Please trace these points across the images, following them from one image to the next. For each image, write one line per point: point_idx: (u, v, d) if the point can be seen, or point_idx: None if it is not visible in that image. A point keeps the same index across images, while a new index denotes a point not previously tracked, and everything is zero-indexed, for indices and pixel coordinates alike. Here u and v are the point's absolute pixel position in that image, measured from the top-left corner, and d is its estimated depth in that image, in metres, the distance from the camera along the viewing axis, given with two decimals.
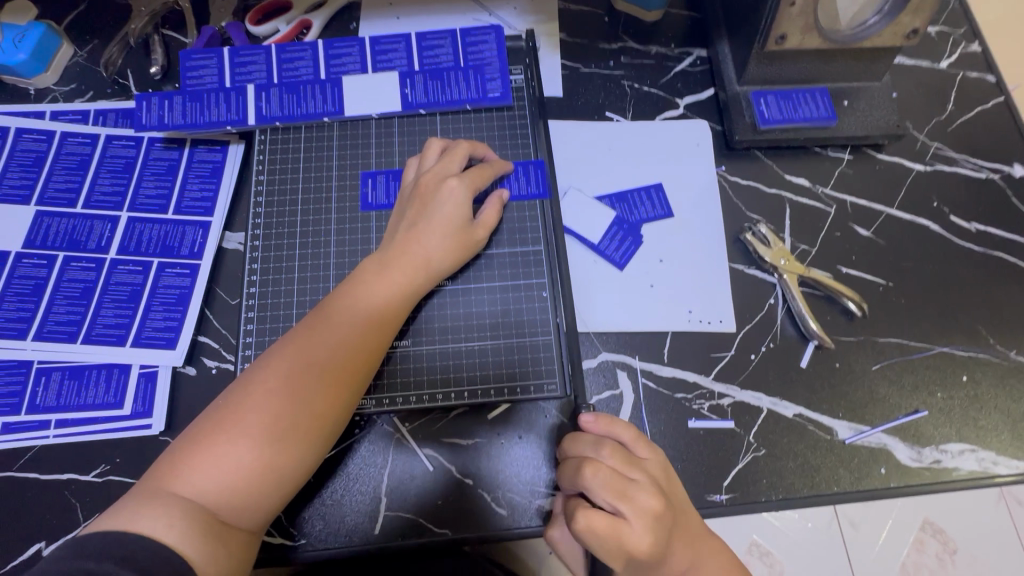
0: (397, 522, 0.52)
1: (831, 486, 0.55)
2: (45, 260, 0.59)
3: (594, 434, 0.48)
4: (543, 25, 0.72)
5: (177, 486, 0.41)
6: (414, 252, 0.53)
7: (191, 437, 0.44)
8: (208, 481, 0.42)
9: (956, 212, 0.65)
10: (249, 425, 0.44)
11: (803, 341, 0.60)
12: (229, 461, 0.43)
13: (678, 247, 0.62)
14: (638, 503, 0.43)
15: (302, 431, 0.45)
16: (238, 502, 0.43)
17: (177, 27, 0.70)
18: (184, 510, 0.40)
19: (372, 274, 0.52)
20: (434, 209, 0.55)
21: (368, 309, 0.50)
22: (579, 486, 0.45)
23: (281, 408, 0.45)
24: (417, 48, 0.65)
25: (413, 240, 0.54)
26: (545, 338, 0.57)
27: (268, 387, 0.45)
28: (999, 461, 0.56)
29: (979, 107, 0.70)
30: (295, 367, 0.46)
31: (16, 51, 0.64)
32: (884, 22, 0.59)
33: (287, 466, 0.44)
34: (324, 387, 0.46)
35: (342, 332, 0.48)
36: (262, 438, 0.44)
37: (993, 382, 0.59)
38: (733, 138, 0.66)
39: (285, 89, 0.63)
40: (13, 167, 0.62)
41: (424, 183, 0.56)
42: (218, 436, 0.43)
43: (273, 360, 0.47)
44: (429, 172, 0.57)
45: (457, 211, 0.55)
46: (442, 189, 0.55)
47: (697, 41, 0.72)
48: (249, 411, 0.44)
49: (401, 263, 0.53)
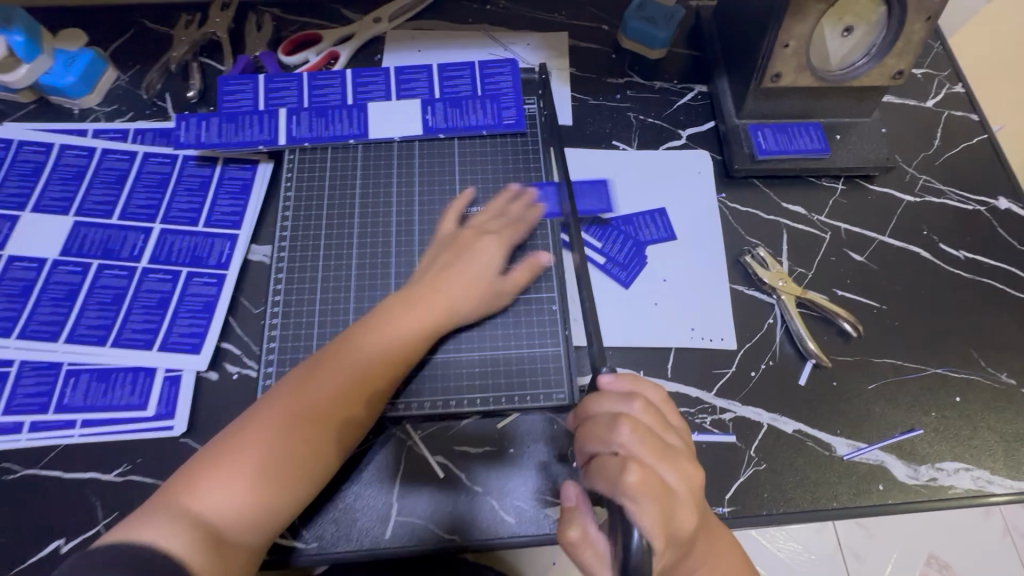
0: (407, 528, 0.54)
1: (832, 502, 0.56)
2: (80, 267, 0.62)
3: (621, 391, 0.49)
4: (555, 60, 0.77)
5: (192, 500, 0.45)
6: (440, 295, 0.56)
7: (207, 458, 0.47)
8: (220, 500, 0.45)
9: (945, 241, 0.69)
10: (261, 448, 0.47)
11: (802, 360, 0.62)
12: (242, 483, 0.46)
13: (682, 267, 0.66)
14: (658, 461, 0.44)
15: (313, 461, 0.49)
16: (244, 517, 0.46)
17: (214, 54, 0.75)
18: (194, 525, 0.44)
19: (395, 311, 0.55)
20: (466, 258, 0.59)
21: (386, 346, 0.53)
22: (619, 441, 0.45)
23: (297, 438, 0.48)
24: (438, 78, 0.70)
25: (441, 283, 0.57)
26: (553, 348, 0.59)
27: (285, 415, 0.49)
28: (993, 480, 0.58)
29: (963, 143, 0.75)
30: (312, 399, 0.50)
31: (65, 74, 0.69)
32: (871, 64, 0.64)
33: (292, 489, 0.47)
34: (337, 418, 0.50)
35: (353, 368, 0.52)
36: (276, 459, 0.47)
37: (985, 403, 0.61)
38: (732, 167, 0.70)
39: (315, 113, 0.67)
40: (55, 180, 0.66)
41: (463, 236, 0.60)
42: (232, 457, 0.47)
43: (287, 390, 0.51)
44: (472, 228, 0.61)
45: (489, 272, 0.59)
46: (478, 247, 0.59)
47: (698, 77, 0.77)
48: (264, 439, 0.48)
49: (423, 304, 0.56)
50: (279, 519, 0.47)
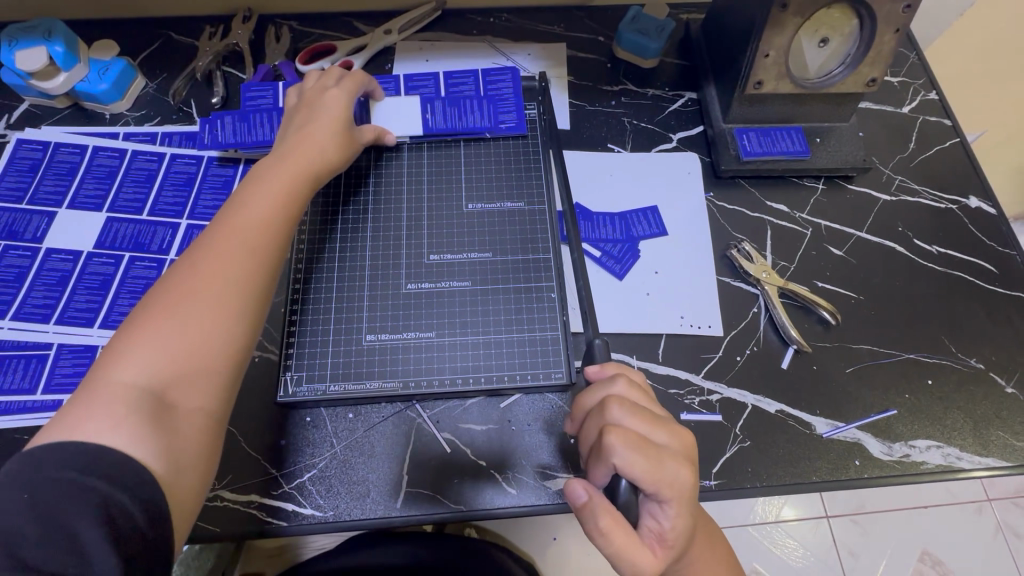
0: (416, 499, 0.58)
1: (811, 475, 0.61)
2: (113, 259, 0.67)
3: (605, 376, 0.51)
4: (553, 69, 0.83)
5: (112, 381, 0.43)
6: (309, 153, 0.60)
7: (116, 346, 0.45)
8: (142, 369, 0.44)
9: (919, 236, 0.73)
10: (174, 322, 0.46)
11: (785, 346, 0.66)
12: (162, 351, 0.45)
13: (672, 261, 0.70)
14: (677, 431, 0.47)
15: (233, 306, 0.49)
16: (172, 389, 0.45)
17: (236, 64, 0.81)
18: (118, 405, 0.42)
19: (266, 169, 0.58)
20: (319, 111, 0.63)
21: (273, 198, 0.55)
22: (614, 417, 0.46)
23: (211, 296, 0.48)
24: (445, 84, 0.75)
25: (307, 137, 0.61)
26: (552, 332, 0.63)
27: (189, 289, 0.48)
28: (963, 457, 0.62)
29: (936, 147, 0.80)
30: (218, 256, 0.50)
31: (99, 82, 0.74)
32: (846, 72, 0.69)
33: (216, 347, 0.47)
34: (251, 265, 0.50)
35: (264, 220, 0.53)
36: (198, 317, 0.47)
37: (956, 386, 0.65)
38: (720, 168, 0.75)
39: None
40: (88, 179, 0.71)
41: (308, 95, 0.65)
42: (142, 338, 0.45)
43: (196, 256, 0.50)
44: (315, 85, 0.66)
45: (341, 112, 0.63)
46: (316, 106, 0.63)
47: (688, 85, 0.82)
48: (178, 305, 0.47)
49: (296, 160, 0.59)
50: (212, 376, 0.47)
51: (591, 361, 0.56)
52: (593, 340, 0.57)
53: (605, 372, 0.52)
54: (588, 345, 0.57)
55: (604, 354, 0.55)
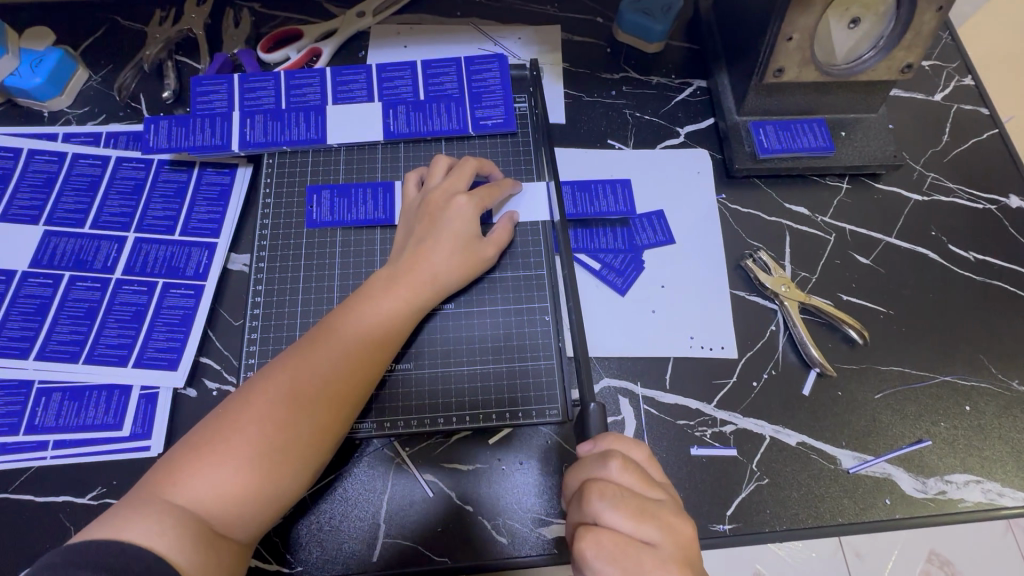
0: (394, 550, 0.52)
1: (837, 517, 0.54)
2: (51, 279, 0.59)
3: (597, 454, 0.44)
4: (547, 55, 0.74)
5: (173, 494, 0.41)
6: (424, 268, 0.54)
7: (181, 453, 0.43)
8: (205, 493, 0.41)
9: (954, 242, 0.66)
10: (246, 436, 0.43)
11: (806, 368, 0.60)
12: (227, 473, 0.42)
13: (680, 273, 0.63)
14: (667, 525, 0.41)
15: (298, 440, 0.45)
16: (232, 511, 0.42)
17: (190, 53, 0.72)
18: (169, 522, 0.39)
19: (383, 289, 0.53)
20: (443, 225, 0.55)
21: (371, 325, 0.51)
22: (595, 513, 0.41)
23: (279, 426, 0.44)
24: (423, 76, 0.66)
25: (423, 258, 0.54)
26: (546, 362, 0.57)
27: (271, 400, 0.45)
28: (1004, 493, 0.56)
29: (973, 139, 0.72)
30: (296, 379, 0.46)
31: (32, 75, 0.66)
32: (878, 57, 0.61)
33: (285, 476, 0.44)
34: (323, 402, 0.46)
35: (347, 345, 0.49)
36: (268, 447, 0.44)
37: (996, 413, 0.58)
38: (733, 167, 0.67)
39: (271, 117, 0.64)
40: (23, 188, 0.63)
41: (433, 200, 0.57)
42: (211, 449, 0.43)
43: (272, 374, 0.47)
44: (439, 188, 0.58)
45: (467, 227, 0.56)
46: (451, 206, 0.56)
47: (696, 72, 0.74)
48: (246, 428, 0.44)
49: (410, 279, 0.53)
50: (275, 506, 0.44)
51: (585, 431, 0.49)
52: (586, 403, 0.49)
53: (597, 447, 0.45)
54: (582, 408, 0.49)
55: (598, 423, 0.48)
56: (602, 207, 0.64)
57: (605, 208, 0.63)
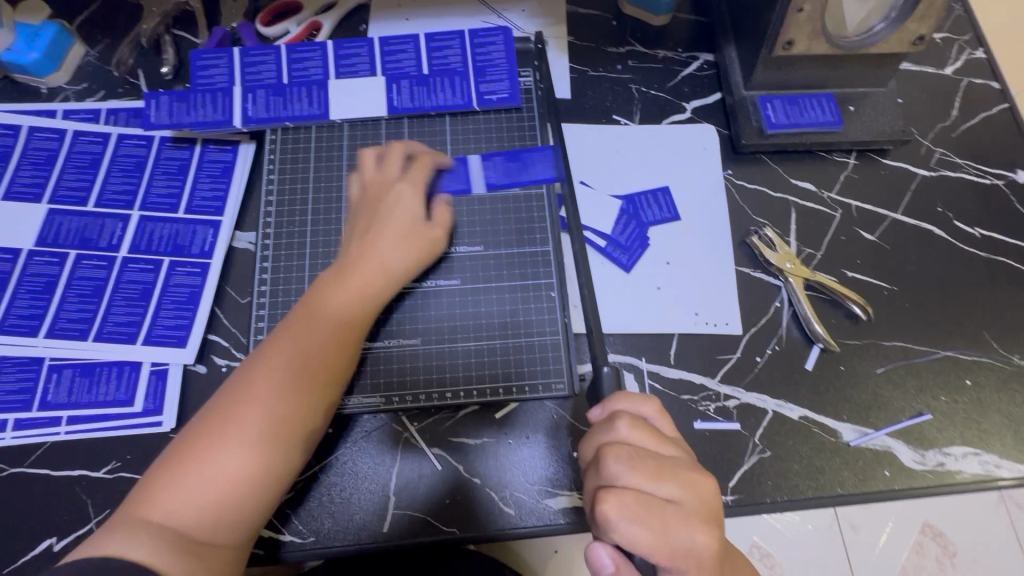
0: (405, 520, 0.53)
1: (837, 488, 0.55)
2: (57, 258, 0.59)
3: (607, 418, 0.45)
4: (552, 28, 0.73)
5: (148, 511, 0.42)
6: (373, 257, 0.53)
7: (151, 477, 0.44)
8: (180, 504, 0.42)
9: (960, 217, 0.66)
10: (213, 447, 0.44)
11: (809, 344, 0.60)
12: (206, 482, 0.43)
13: (686, 250, 0.63)
14: (688, 481, 0.41)
15: (268, 444, 0.45)
16: (218, 515, 0.43)
17: (188, 26, 0.70)
18: (156, 537, 0.41)
19: (333, 282, 0.52)
20: (385, 216, 0.55)
21: (328, 318, 0.50)
22: (611, 474, 0.41)
23: (247, 434, 0.45)
24: (425, 49, 0.65)
25: (369, 248, 0.54)
26: (552, 337, 0.57)
27: (239, 404, 0.46)
28: (1002, 465, 0.57)
29: (983, 113, 0.71)
30: (258, 382, 0.47)
31: (27, 50, 0.65)
32: (890, 28, 0.60)
33: (262, 475, 0.45)
34: (292, 402, 0.47)
35: (299, 342, 0.49)
36: (242, 453, 0.44)
37: (996, 386, 0.59)
38: (740, 142, 0.66)
39: (272, 91, 0.63)
40: (25, 165, 0.63)
41: (371, 190, 0.57)
42: (179, 465, 0.44)
43: (236, 382, 0.47)
44: (376, 180, 0.58)
45: (406, 212, 0.56)
46: (393, 194, 0.56)
47: (704, 45, 0.72)
48: (218, 440, 0.44)
49: (362, 270, 0.53)
50: (258, 504, 0.45)
51: (598, 392, 0.51)
52: (599, 368, 0.51)
53: (606, 410, 0.46)
54: (595, 372, 0.51)
55: (612, 383, 0.50)
56: None
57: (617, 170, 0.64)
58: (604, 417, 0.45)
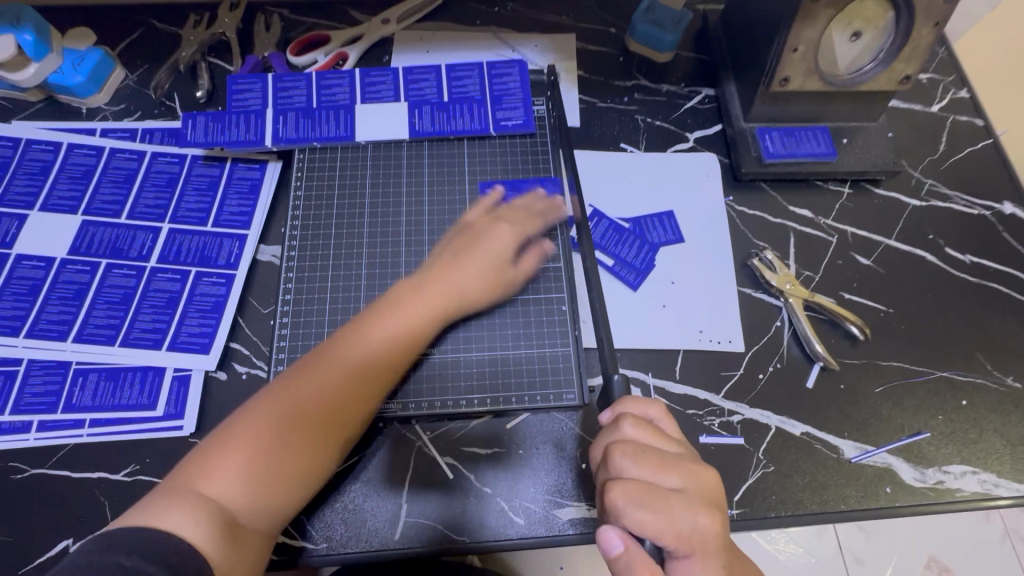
0: (417, 529, 0.54)
1: (840, 503, 0.56)
2: (88, 266, 0.62)
3: (611, 421, 0.47)
4: (563, 63, 0.78)
5: (202, 487, 0.43)
6: (450, 277, 0.57)
7: (203, 454, 0.45)
8: (233, 488, 0.44)
9: (951, 245, 0.69)
10: (266, 436, 0.46)
11: (809, 362, 0.62)
12: (250, 470, 0.45)
13: (690, 270, 0.66)
14: (691, 472, 0.43)
15: (309, 445, 0.47)
16: (261, 503, 0.45)
17: (222, 54, 0.75)
18: (204, 517, 0.42)
19: (405, 297, 0.55)
20: (479, 242, 0.59)
21: (395, 330, 0.53)
22: (619, 469, 0.42)
23: (292, 430, 0.47)
24: (446, 79, 0.70)
25: (450, 271, 0.57)
26: (563, 349, 0.59)
27: (299, 401, 0.48)
28: (1000, 484, 0.58)
29: (968, 148, 0.75)
30: (320, 385, 0.49)
31: (73, 74, 0.69)
32: (879, 68, 0.64)
33: (304, 473, 0.47)
34: (339, 408, 0.49)
35: (370, 353, 0.51)
36: (288, 446, 0.46)
37: (991, 407, 0.61)
38: (740, 170, 0.70)
39: (303, 113, 0.67)
40: (63, 179, 0.66)
41: (470, 216, 0.61)
42: (232, 449, 0.45)
43: (289, 379, 0.49)
44: (452, 196, 0.62)
45: (502, 249, 0.59)
46: (490, 228, 0.60)
47: (705, 81, 0.77)
48: (264, 429, 0.46)
49: (436, 290, 0.56)
50: (296, 498, 0.47)
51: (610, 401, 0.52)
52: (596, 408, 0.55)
53: (613, 411, 0.47)
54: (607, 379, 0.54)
55: (623, 390, 0.52)
56: (623, 254, 0.66)
57: (623, 255, 0.65)
58: (611, 419, 0.47)
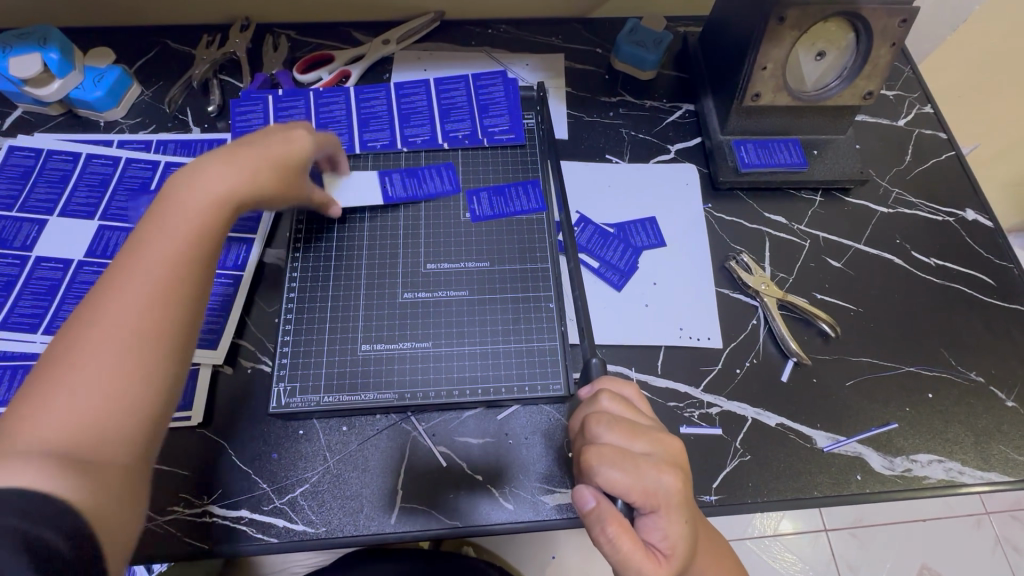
0: (411, 514, 0.57)
1: (813, 490, 0.60)
2: (104, 268, 0.66)
3: (591, 397, 0.50)
4: (552, 80, 0.83)
5: (23, 425, 0.37)
6: (236, 160, 0.51)
7: (22, 393, 0.38)
8: (59, 417, 0.38)
9: (916, 248, 0.73)
10: (100, 349, 0.40)
11: (783, 358, 0.66)
12: (81, 407, 0.38)
13: (671, 273, 0.70)
14: (660, 440, 0.46)
15: (149, 356, 0.41)
16: (100, 429, 0.39)
17: (233, 72, 0.80)
18: (27, 453, 0.35)
19: (164, 202, 0.47)
20: (257, 146, 0.53)
21: (185, 228, 0.46)
22: (594, 436, 0.45)
23: (138, 349, 0.41)
24: (436, 92, 0.75)
25: (198, 169, 0.49)
26: (550, 343, 0.63)
27: (134, 311, 0.42)
28: (965, 471, 0.61)
29: (933, 159, 0.80)
30: (158, 287, 0.43)
31: (94, 89, 0.73)
32: (843, 84, 0.69)
33: (159, 366, 0.42)
34: (163, 314, 0.43)
35: (170, 246, 0.45)
36: (129, 356, 0.41)
37: (956, 399, 0.65)
38: (718, 179, 0.75)
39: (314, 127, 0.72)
40: (81, 187, 0.70)
41: (271, 125, 0.60)
42: (60, 369, 0.39)
43: (120, 282, 0.43)
44: (275, 122, 0.60)
45: (291, 133, 0.57)
46: (287, 125, 0.58)
47: (685, 97, 0.82)
48: (87, 354, 0.40)
49: (227, 166, 0.51)
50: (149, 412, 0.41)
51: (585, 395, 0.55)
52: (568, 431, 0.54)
53: (592, 388, 0.51)
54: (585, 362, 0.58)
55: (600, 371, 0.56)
56: (608, 256, 0.70)
57: (608, 257, 0.69)
58: (591, 394, 0.51)
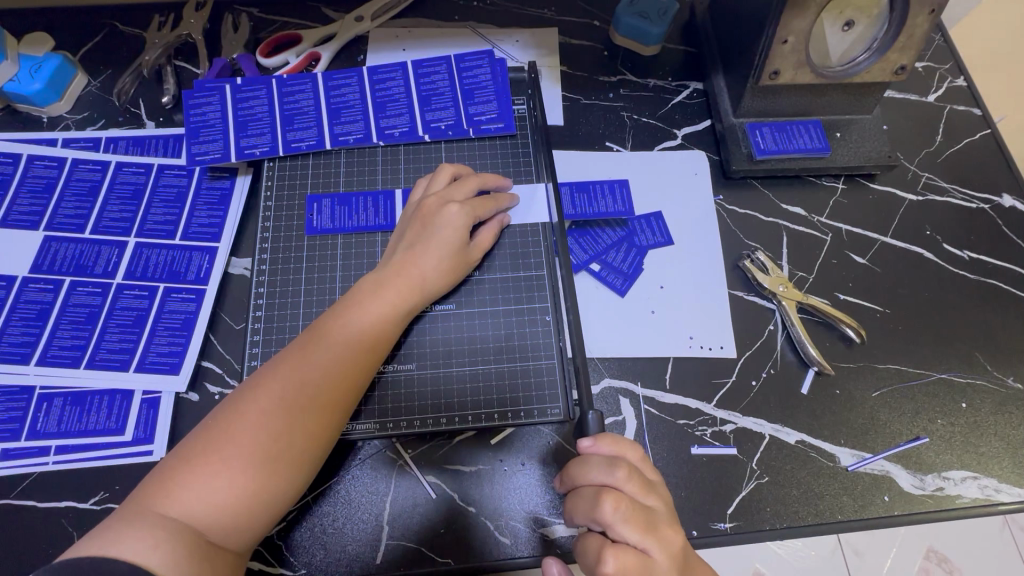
0: (399, 551, 0.52)
1: (836, 514, 0.55)
2: (51, 285, 0.59)
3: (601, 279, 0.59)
4: (544, 58, 0.75)
5: (167, 507, 0.41)
6: (412, 273, 0.54)
7: (168, 473, 0.42)
8: (199, 504, 0.41)
9: (949, 241, 0.67)
10: (245, 444, 0.44)
11: (804, 367, 0.60)
12: (211, 500, 0.42)
13: (679, 274, 0.63)
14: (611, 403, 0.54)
15: (289, 462, 0.45)
16: (228, 523, 0.42)
17: (189, 57, 0.72)
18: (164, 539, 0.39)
19: (366, 297, 0.52)
20: (433, 232, 0.56)
21: (349, 343, 0.50)
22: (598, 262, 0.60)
23: (273, 452, 0.44)
24: (414, 77, 0.67)
25: (410, 263, 0.54)
26: (548, 361, 0.57)
27: (286, 414, 0.45)
28: (1001, 489, 0.56)
29: (966, 139, 0.73)
30: (296, 391, 0.46)
31: (31, 82, 0.66)
32: (872, 59, 0.62)
33: (286, 477, 0.45)
34: (305, 426, 0.46)
35: (335, 354, 0.49)
36: (272, 460, 0.44)
37: (992, 409, 0.59)
38: (730, 168, 0.67)
39: (281, 122, 0.64)
40: (23, 194, 0.63)
41: (427, 204, 0.57)
42: (211, 457, 0.43)
43: (273, 379, 0.47)
44: (433, 195, 0.58)
45: (456, 235, 0.56)
46: (442, 212, 0.56)
47: (693, 75, 0.74)
48: (258, 439, 0.44)
49: (397, 283, 0.53)
50: (268, 516, 0.44)
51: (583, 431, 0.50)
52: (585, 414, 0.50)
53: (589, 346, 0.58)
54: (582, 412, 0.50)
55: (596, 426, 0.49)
56: (610, 259, 0.63)
57: (610, 261, 0.63)
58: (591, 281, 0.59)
